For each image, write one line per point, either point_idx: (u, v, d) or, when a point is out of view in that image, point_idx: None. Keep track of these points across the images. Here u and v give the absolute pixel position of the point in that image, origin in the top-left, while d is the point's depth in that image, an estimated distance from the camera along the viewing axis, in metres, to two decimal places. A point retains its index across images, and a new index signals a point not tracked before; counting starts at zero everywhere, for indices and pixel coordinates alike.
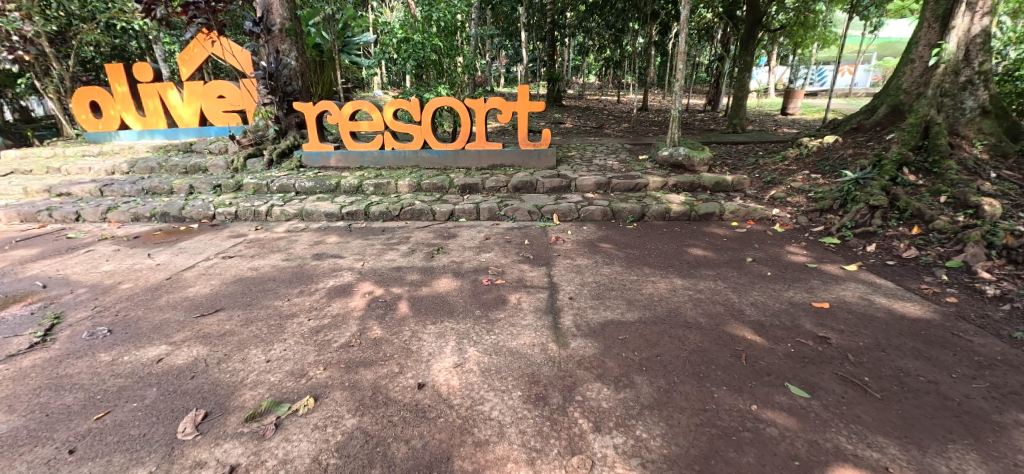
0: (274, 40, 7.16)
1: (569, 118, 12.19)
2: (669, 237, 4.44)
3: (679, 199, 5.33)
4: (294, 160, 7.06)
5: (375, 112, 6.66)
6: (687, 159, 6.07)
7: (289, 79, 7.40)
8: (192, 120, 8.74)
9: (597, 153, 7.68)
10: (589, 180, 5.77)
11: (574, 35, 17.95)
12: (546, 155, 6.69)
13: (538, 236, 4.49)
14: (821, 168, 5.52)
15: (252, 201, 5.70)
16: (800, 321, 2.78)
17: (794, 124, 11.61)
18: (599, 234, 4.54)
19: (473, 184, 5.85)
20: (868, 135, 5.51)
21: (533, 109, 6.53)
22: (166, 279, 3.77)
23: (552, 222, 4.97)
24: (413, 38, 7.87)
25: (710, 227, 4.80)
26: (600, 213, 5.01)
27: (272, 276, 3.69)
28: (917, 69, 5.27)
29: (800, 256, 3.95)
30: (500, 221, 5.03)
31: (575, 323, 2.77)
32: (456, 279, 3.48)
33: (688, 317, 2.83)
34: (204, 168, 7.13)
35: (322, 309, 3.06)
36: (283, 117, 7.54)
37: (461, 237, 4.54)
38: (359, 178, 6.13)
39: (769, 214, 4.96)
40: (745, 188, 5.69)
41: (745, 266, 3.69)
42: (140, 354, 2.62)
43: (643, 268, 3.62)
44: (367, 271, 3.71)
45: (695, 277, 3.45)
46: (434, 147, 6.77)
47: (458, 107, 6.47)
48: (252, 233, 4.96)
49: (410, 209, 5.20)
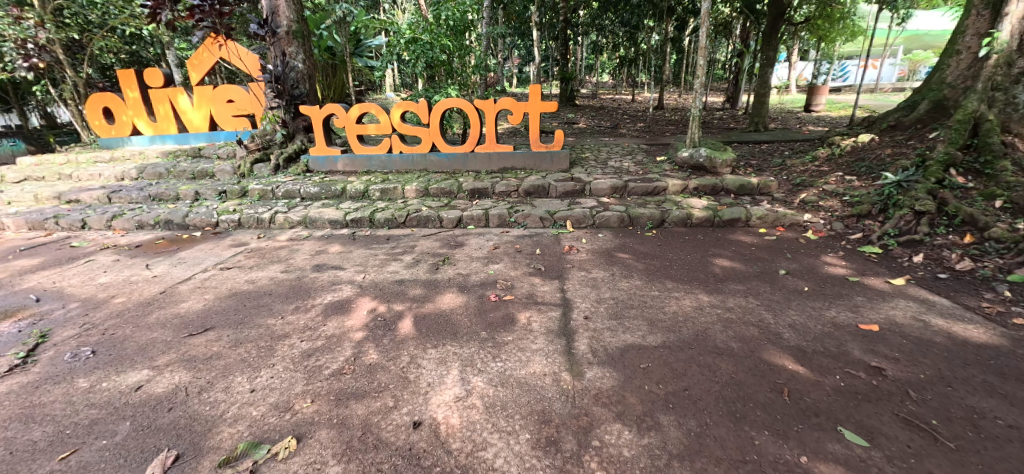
0: (281, 43, 7.05)
1: (582, 118, 11.88)
2: (692, 246, 4.12)
3: (701, 203, 5.00)
4: (300, 165, 6.92)
5: (382, 115, 6.46)
6: (708, 161, 5.73)
7: (296, 81, 7.26)
8: (202, 125, 8.69)
9: (612, 154, 7.37)
10: (605, 183, 5.47)
11: (587, 33, 17.65)
12: (560, 157, 6.41)
13: (551, 245, 4.22)
14: (855, 169, 5.13)
15: (256, 208, 5.55)
16: (847, 349, 2.47)
17: (819, 122, 11.11)
18: (616, 242, 4.25)
19: (482, 189, 5.61)
20: (908, 134, 5.10)
21: (545, 110, 6.25)
22: (160, 293, 3.59)
23: (565, 229, 4.69)
24: (421, 38, 7.65)
25: (737, 234, 4.46)
26: (616, 220, 4.72)
27: (268, 290, 3.48)
28: (964, 61, 4.83)
29: (838, 268, 3.60)
30: (510, 229, 4.76)
31: (591, 348, 2.50)
32: (462, 295, 3.23)
33: (719, 341, 2.53)
34: (212, 174, 7.03)
35: (316, 328, 2.83)
36: (291, 120, 7.41)
37: (469, 246, 4.30)
38: (365, 183, 5.95)
39: (800, 219, 4.60)
40: (772, 192, 5.33)
41: (778, 280, 3.36)
42: (119, 381, 2.42)
43: (665, 283, 3.32)
44: (367, 285, 3.48)
45: (723, 293, 3.15)
46: (443, 150, 6.54)
47: (467, 108, 6.23)
48: (254, 242, 4.80)
49: (416, 215, 4.97)
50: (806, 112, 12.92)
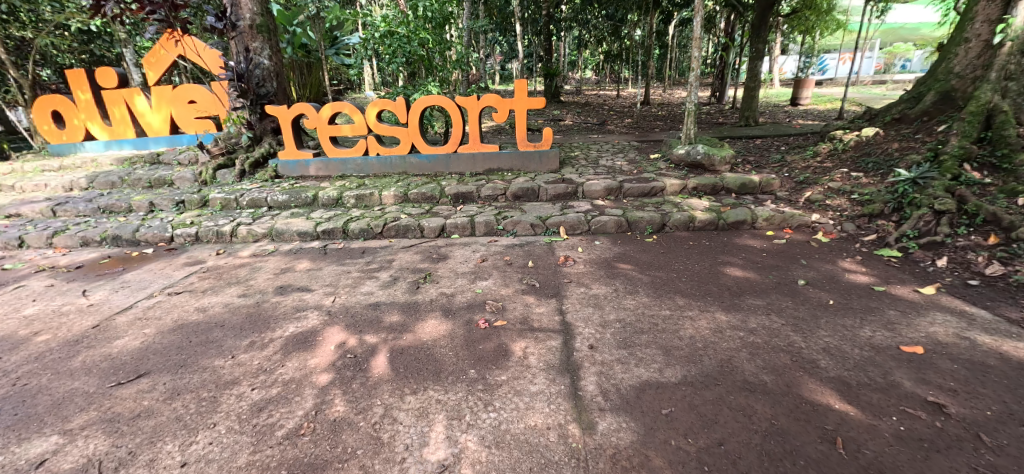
0: (244, 37, 6.52)
1: (569, 115, 11.53)
2: (698, 254, 3.77)
3: (702, 205, 4.68)
4: (268, 170, 6.38)
5: (357, 114, 5.98)
6: (706, 159, 5.39)
7: (262, 79, 6.72)
8: (162, 128, 8.05)
9: (603, 152, 7.01)
10: (599, 184, 5.08)
11: (571, 28, 17.30)
12: (549, 157, 6.02)
13: (544, 256, 3.81)
14: (861, 165, 4.85)
15: (216, 220, 5.02)
16: (897, 380, 2.13)
17: (807, 115, 10.96)
18: (615, 251, 3.87)
19: (467, 193, 5.17)
20: (914, 127, 4.85)
21: (533, 106, 5.83)
22: (93, 328, 3.08)
23: (558, 236, 4.29)
24: (397, 31, 7.10)
25: (743, 238, 4.13)
26: (614, 225, 4.34)
27: (220, 322, 3.00)
28: (974, 49, 4.58)
29: (860, 276, 3.28)
30: (498, 237, 4.34)
31: (600, 388, 2.10)
32: (446, 321, 2.80)
33: (748, 374, 2.17)
34: (170, 181, 6.44)
35: (272, 372, 2.38)
36: (257, 122, 6.84)
37: (453, 259, 3.87)
38: (339, 189, 5.47)
39: (808, 220, 4.30)
40: (774, 190, 5.03)
41: (800, 292, 3.02)
42: (18, 454, 1.95)
43: (676, 299, 2.95)
44: (337, 311, 3.03)
45: (742, 310, 2.79)
46: (423, 151, 6.09)
47: (448, 106, 5.81)
48: (212, 259, 4.29)
49: (395, 225, 4.51)
50: (793, 106, 12.78)
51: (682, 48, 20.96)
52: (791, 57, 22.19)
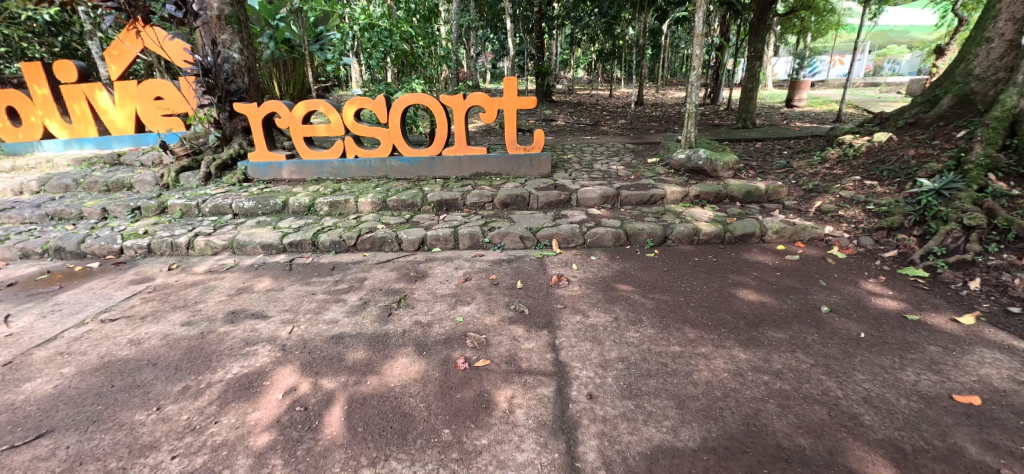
0: (211, 28, 6.05)
1: (561, 115, 11.16)
2: (705, 272, 3.39)
3: (706, 215, 4.31)
4: (237, 173, 5.90)
5: (332, 113, 5.52)
6: (709, 164, 5.03)
7: (232, 75, 6.25)
8: (127, 126, 7.50)
9: (597, 155, 6.63)
10: (594, 192, 4.68)
11: (563, 26, 16.91)
12: (540, 161, 5.62)
13: (534, 274, 3.41)
14: (875, 172, 4.52)
15: (173, 230, 4.54)
16: (959, 443, 1.76)
17: (804, 118, 10.69)
18: (613, 269, 3.47)
19: (451, 200, 4.74)
20: (930, 132, 4.54)
21: (523, 106, 5.42)
22: (2, 366, 2.61)
23: (550, 250, 3.88)
24: (378, 24, 6.55)
25: (753, 253, 3.76)
26: (612, 238, 3.94)
27: (153, 360, 2.56)
28: (996, 50, 4.27)
29: (889, 301, 2.93)
30: (483, 252, 3.91)
31: (602, 458, 1.71)
32: (419, 360, 2.38)
33: (782, 437, 1.78)
34: (129, 185, 5.91)
35: (201, 432, 1.95)
36: (226, 120, 6.34)
37: (433, 277, 3.45)
38: (311, 195, 5.01)
39: (821, 233, 3.97)
40: (782, 199, 4.68)
41: (824, 322, 2.66)
42: None
43: (686, 332, 2.56)
44: (293, 345, 2.59)
45: (763, 346, 2.42)
46: (405, 154, 5.65)
47: (432, 105, 5.38)
48: (162, 277, 3.83)
49: (370, 236, 4.06)
50: (788, 108, 12.54)
51: (674, 48, 20.69)
52: (783, 58, 22.08)
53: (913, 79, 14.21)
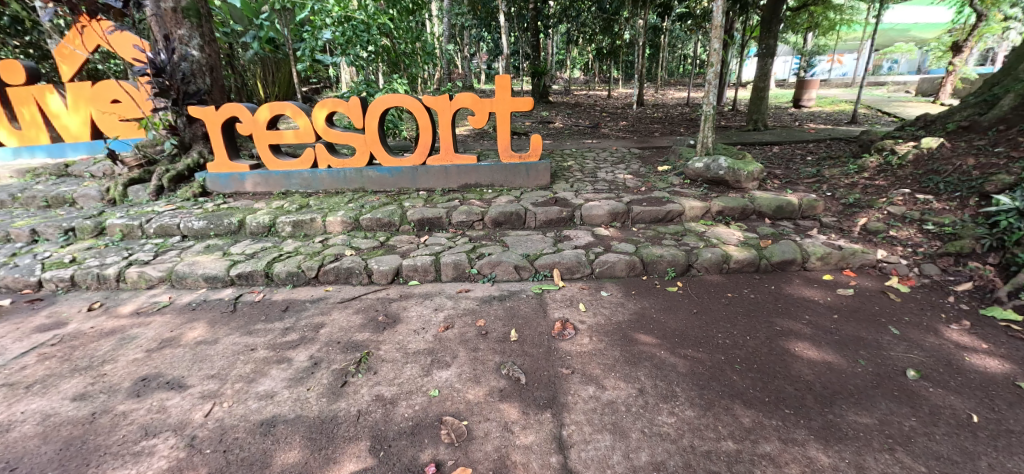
0: (165, 22, 5.38)
1: (558, 116, 10.49)
2: (744, 315, 2.72)
3: (734, 236, 3.66)
4: (193, 185, 5.18)
5: (301, 117, 4.83)
6: (731, 174, 4.38)
7: (191, 75, 5.58)
8: (82, 131, 6.74)
9: (600, 162, 5.97)
10: (601, 208, 4.01)
11: (559, 24, 16.22)
12: (537, 170, 4.94)
13: (531, 320, 2.72)
14: (928, 185, 3.87)
15: (106, 258, 3.85)
16: None
17: (817, 119, 10.07)
18: (630, 311, 2.80)
19: (433, 218, 4.06)
20: (991, 138, 3.92)
21: (518, 108, 4.75)
22: None
23: (551, 282, 3.20)
24: (354, 16, 5.70)
25: (796, 286, 3.11)
26: (625, 267, 3.27)
27: (12, 461, 1.88)
28: None
29: (988, 359, 2.29)
30: (470, 285, 3.21)
31: None
32: (372, 467, 1.71)
33: None
34: (72, 200, 5.20)
35: None
36: (185, 126, 5.63)
37: (406, 323, 2.77)
38: (272, 213, 4.32)
39: (872, 259, 3.34)
40: (819, 215, 4.04)
41: (918, 397, 2.02)
42: None
43: (738, 416, 1.89)
44: (204, 439, 1.91)
45: (850, 441, 1.77)
46: (384, 163, 4.97)
47: (414, 108, 4.73)
48: (77, 321, 3.13)
49: (334, 266, 3.37)
50: (797, 108, 11.95)
51: (674, 47, 20.09)
52: (784, 58, 21.53)
53: (922, 78, 13.66)
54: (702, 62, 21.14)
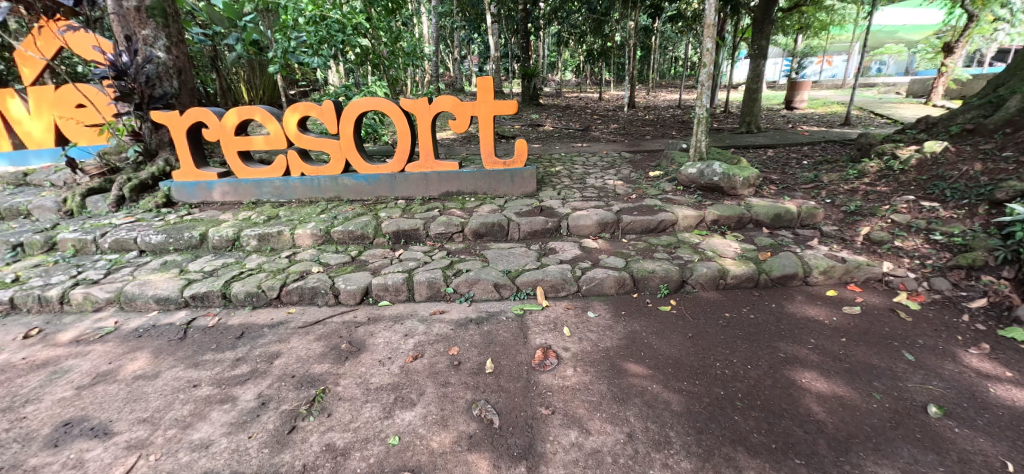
0: (128, 22, 5.08)
1: (548, 119, 10.26)
2: (744, 339, 2.47)
3: (731, 248, 3.42)
4: (157, 195, 4.86)
5: (271, 122, 4.54)
6: (726, 180, 4.15)
7: (156, 78, 5.27)
8: (45, 138, 6.23)
9: (590, 167, 5.73)
10: (589, 218, 3.76)
11: (549, 25, 15.99)
12: (523, 176, 4.69)
13: (510, 348, 2.45)
14: (933, 191, 3.66)
15: (52, 277, 3.54)
16: None
17: (810, 121, 9.93)
18: (620, 335, 2.54)
19: (410, 230, 3.78)
20: (997, 142, 3.73)
21: (501, 112, 4.49)
22: None
23: (534, 302, 2.94)
24: (329, 16, 5.41)
25: (799, 305, 2.87)
26: (614, 283, 3.02)
27: None
28: None
29: (1015, 391, 2.06)
30: (446, 306, 2.95)
31: None
32: None
33: None
34: (26, 212, 4.86)
35: None
36: (150, 133, 5.30)
37: (372, 351, 2.49)
38: (237, 225, 4.02)
39: (878, 272, 3.12)
40: (818, 223, 3.82)
41: (944, 440, 1.78)
42: None
43: (742, 469, 1.65)
44: None
45: None
46: (360, 170, 4.69)
47: (392, 112, 4.45)
48: (7, 351, 2.81)
49: (298, 286, 3.08)
50: (789, 110, 11.82)
51: (665, 48, 19.97)
52: (774, 60, 21.50)
53: (913, 80, 13.63)
54: (693, 64, 21.08)
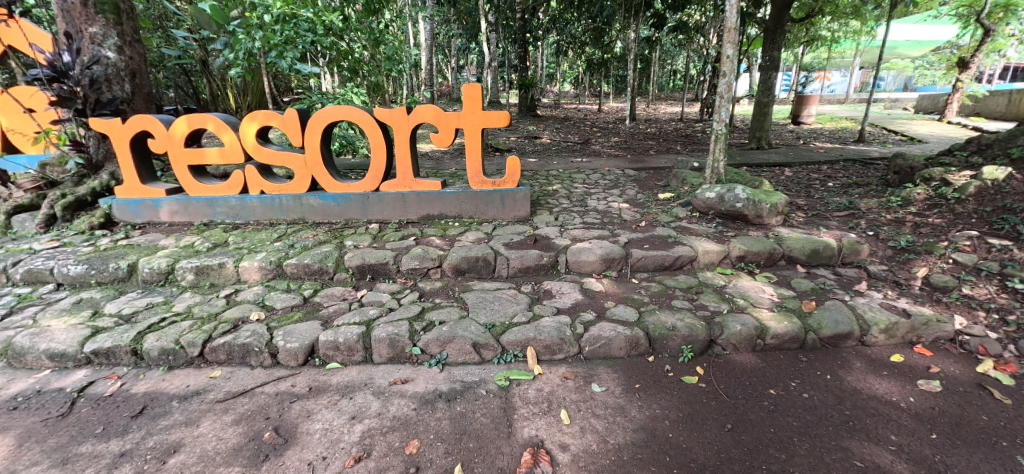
0: (73, 18, 4.49)
1: (545, 132, 9.72)
2: (801, 435, 1.84)
3: (765, 295, 2.80)
4: (95, 214, 4.23)
5: (225, 132, 3.91)
6: (751, 207, 3.56)
7: (104, 80, 4.66)
8: None
9: (591, 186, 5.14)
10: (593, 252, 3.15)
11: (547, 36, 15.54)
12: (514, 199, 4.09)
13: (488, 444, 1.83)
14: (1003, 227, 3.08)
15: None
16: None
17: (821, 137, 9.44)
18: (635, 426, 1.91)
19: (377, 264, 3.16)
20: None
21: (491, 124, 3.91)
22: None
23: (523, 369, 2.30)
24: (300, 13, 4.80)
25: (862, 377, 2.24)
26: (623, 344, 2.39)
27: None
28: None
29: None
30: (411, 372, 2.31)
31: None
32: None
33: None
34: None
35: None
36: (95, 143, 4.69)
37: (300, 444, 1.86)
38: (175, 255, 3.39)
39: (950, 330, 2.52)
40: (863, 261, 3.21)
41: None
42: None
43: None
44: None
45: None
46: (329, 188, 4.07)
47: (365, 123, 3.85)
48: None
49: (226, 342, 2.44)
50: (796, 125, 11.35)
51: (664, 60, 19.61)
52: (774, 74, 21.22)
53: (921, 96, 13.25)
54: (693, 77, 20.76)
